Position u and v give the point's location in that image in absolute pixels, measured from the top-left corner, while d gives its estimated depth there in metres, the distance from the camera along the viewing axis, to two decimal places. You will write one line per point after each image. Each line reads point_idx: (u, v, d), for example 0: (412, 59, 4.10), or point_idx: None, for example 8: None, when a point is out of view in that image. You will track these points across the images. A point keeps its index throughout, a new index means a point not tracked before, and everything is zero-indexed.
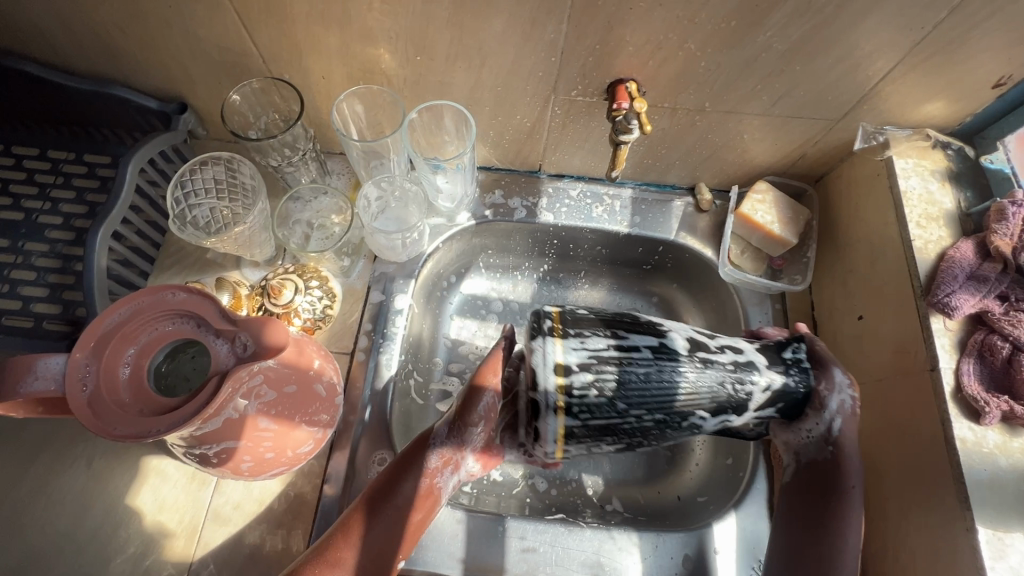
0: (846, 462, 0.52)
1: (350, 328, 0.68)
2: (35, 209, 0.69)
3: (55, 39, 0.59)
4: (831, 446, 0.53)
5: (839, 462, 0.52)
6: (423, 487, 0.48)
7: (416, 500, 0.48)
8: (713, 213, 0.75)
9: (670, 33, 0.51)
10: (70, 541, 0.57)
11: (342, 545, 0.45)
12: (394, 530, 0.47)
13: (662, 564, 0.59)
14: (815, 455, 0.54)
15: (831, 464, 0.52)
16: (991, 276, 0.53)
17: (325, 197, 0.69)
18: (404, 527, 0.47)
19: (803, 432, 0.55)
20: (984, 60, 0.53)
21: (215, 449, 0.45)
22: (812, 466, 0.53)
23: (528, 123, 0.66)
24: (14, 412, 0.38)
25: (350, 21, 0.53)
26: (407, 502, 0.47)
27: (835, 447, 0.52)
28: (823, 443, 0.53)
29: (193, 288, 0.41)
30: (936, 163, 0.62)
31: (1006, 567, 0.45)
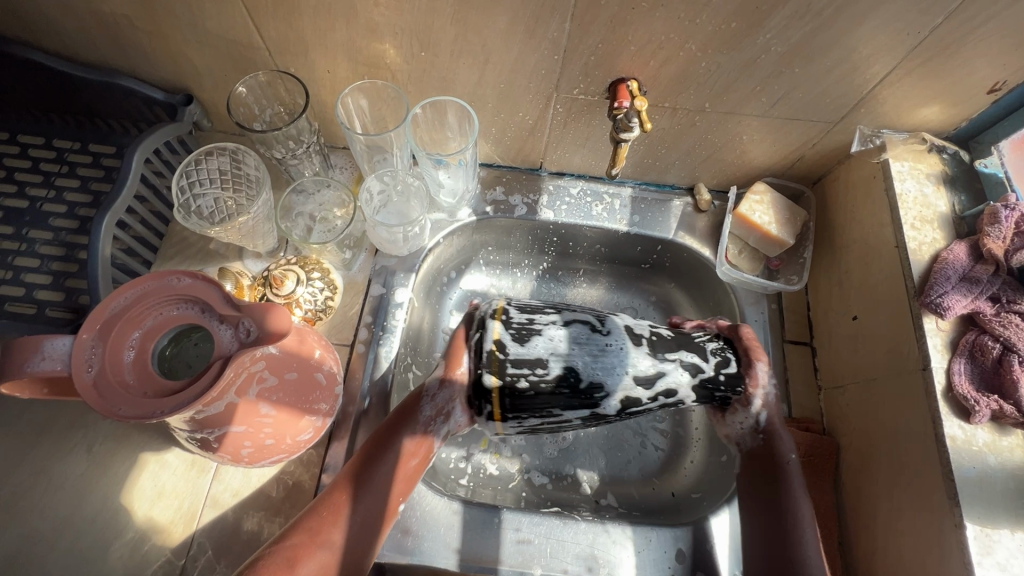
0: (779, 443, 0.57)
1: (350, 321, 0.69)
2: (39, 197, 0.69)
3: (64, 29, 0.60)
4: (763, 434, 0.58)
5: (771, 444, 0.57)
6: (418, 438, 0.53)
7: (415, 448, 0.52)
8: (712, 214, 0.76)
9: (672, 33, 0.52)
10: (69, 526, 0.57)
11: (331, 523, 0.47)
12: (393, 476, 0.51)
13: (656, 558, 0.60)
14: (750, 446, 0.59)
15: (765, 449, 0.57)
16: (983, 278, 0.54)
17: (328, 190, 0.70)
18: (388, 497, 0.51)
19: (737, 424, 0.60)
20: (979, 65, 0.53)
21: (216, 434, 0.46)
22: (753, 454, 0.58)
23: (530, 120, 0.67)
24: (19, 392, 0.38)
25: (356, 16, 0.53)
26: (407, 452, 0.52)
27: (766, 435, 0.58)
28: (755, 432, 0.59)
29: (197, 274, 0.42)
30: (931, 166, 0.62)
31: (993, 563, 0.46)
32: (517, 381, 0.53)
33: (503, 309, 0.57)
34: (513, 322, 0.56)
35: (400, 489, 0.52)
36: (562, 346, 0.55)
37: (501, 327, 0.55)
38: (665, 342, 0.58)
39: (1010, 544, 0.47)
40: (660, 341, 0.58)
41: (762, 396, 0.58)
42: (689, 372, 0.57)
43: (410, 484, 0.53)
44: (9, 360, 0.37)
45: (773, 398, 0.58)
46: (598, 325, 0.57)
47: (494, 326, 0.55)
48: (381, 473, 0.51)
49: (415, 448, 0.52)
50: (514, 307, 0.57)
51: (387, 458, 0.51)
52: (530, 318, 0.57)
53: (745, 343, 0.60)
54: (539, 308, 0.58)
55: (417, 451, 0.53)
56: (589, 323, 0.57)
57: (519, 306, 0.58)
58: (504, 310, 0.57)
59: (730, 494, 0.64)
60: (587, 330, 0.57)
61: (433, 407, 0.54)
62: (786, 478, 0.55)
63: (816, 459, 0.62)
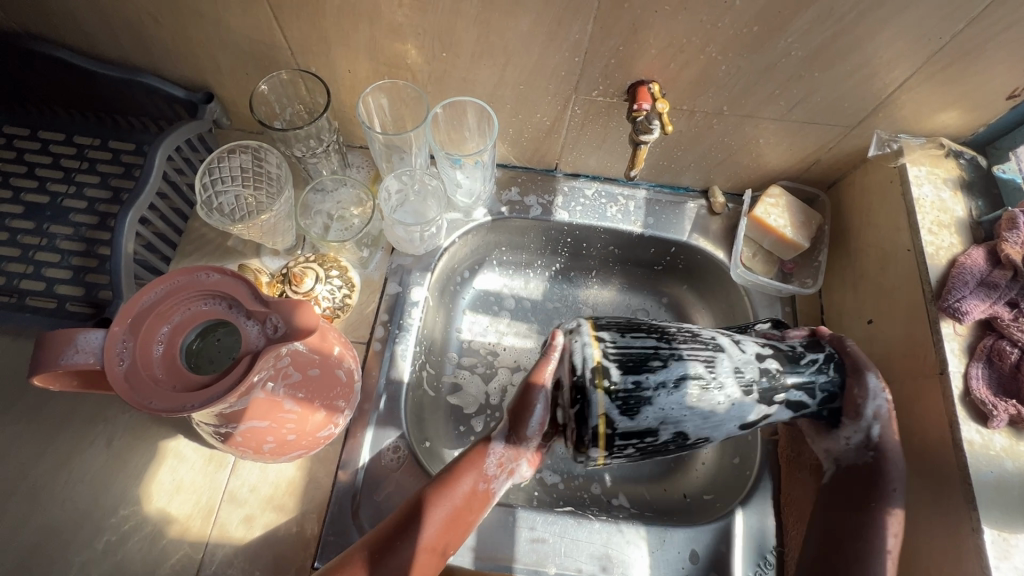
0: (890, 466, 0.51)
1: (366, 318, 0.69)
2: (60, 193, 0.70)
3: (89, 27, 0.61)
4: (873, 451, 0.53)
5: (878, 467, 0.52)
6: (477, 489, 0.47)
7: (472, 498, 0.46)
8: (726, 216, 0.77)
9: (693, 37, 0.53)
10: (89, 518, 0.58)
11: (353, 567, 0.42)
12: (433, 532, 0.44)
13: (670, 558, 0.60)
14: (855, 462, 0.53)
15: (873, 470, 0.52)
16: (1001, 283, 0.54)
17: (346, 188, 0.71)
18: (421, 551, 0.43)
19: (841, 439, 0.55)
20: (999, 71, 0.54)
21: (240, 428, 0.47)
22: (850, 469, 0.53)
23: (547, 121, 0.67)
24: (51, 384, 0.39)
25: (380, 16, 0.54)
26: (447, 512, 0.45)
27: (876, 452, 0.52)
28: (864, 448, 0.53)
29: (226, 270, 0.42)
30: (948, 171, 0.63)
31: (1011, 567, 0.46)
32: (624, 447, 0.49)
33: (602, 372, 0.48)
34: (619, 391, 0.47)
35: (449, 545, 0.45)
36: (673, 412, 0.49)
37: (606, 400, 0.47)
38: (772, 384, 0.52)
39: None
40: (772, 381, 0.52)
41: (874, 405, 0.53)
42: (790, 407, 0.53)
43: (461, 530, 0.46)
44: (45, 353, 0.38)
45: (886, 412, 0.53)
46: (706, 378, 0.50)
47: (597, 398, 0.46)
48: (410, 542, 0.43)
49: (476, 498, 0.47)
50: (614, 366, 0.48)
51: (418, 528, 0.44)
52: (637, 380, 0.48)
53: (849, 353, 0.55)
54: (643, 363, 0.49)
55: (468, 501, 0.46)
56: (700, 380, 0.50)
57: (622, 364, 0.48)
58: (604, 371, 0.47)
59: (743, 496, 0.64)
60: (699, 387, 0.49)
61: (503, 454, 0.48)
62: (883, 493, 0.50)
63: None
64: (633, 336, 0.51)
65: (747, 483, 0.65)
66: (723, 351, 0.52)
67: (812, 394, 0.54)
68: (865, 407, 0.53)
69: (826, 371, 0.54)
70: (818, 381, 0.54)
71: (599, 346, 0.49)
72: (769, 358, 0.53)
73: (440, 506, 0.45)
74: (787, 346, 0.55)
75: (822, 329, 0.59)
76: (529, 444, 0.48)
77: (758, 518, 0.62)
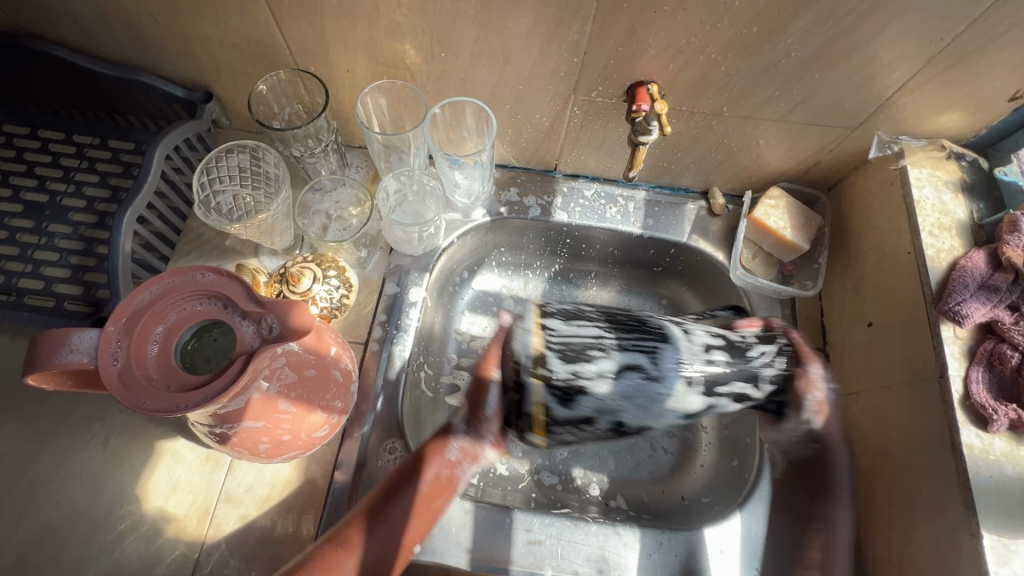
0: (834, 456, 0.51)
1: (364, 319, 0.69)
2: (59, 191, 0.70)
3: (89, 26, 0.61)
4: (818, 444, 0.52)
5: (823, 457, 0.51)
6: (444, 475, 0.49)
7: (435, 486, 0.48)
8: (726, 218, 0.76)
9: (692, 38, 0.52)
10: (86, 517, 0.58)
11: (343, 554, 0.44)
12: (392, 536, 0.46)
13: (667, 561, 0.60)
14: (799, 456, 0.53)
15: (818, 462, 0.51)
16: (1002, 286, 0.54)
17: (344, 188, 0.71)
18: (400, 542, 0.46)
19: (790, 432, 0.53)
20: (1001, 73, 0.53)
21: (235, 429, 0.46)
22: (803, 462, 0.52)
23: (546, 122, 0.67)
24: (45, 383, 0.39)
25: (378, 16, 0.54)
26: (424, 493, 0.48)
27: (821, 445, 0.52)
28: (810, 440, 0.52)
29: (222, 270, 0.42)
30: (950, 173, 0.62)
31: (1010, 573, 0.46)
32: (561, 432, 0.51)
33: (541, 360, 0.49)
34: (561, 380, 0.48)
35: (417, 529, 0.47)
36: (612, 402, 0.49)
37: (542, 387, 0.49)
38: (715, 377, 0.50)
39: None
40: (714, 373, 0.51)
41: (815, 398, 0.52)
42: (735, 401, 0.52)
43: (427, 518, 0.48)
44: (39, 352, 0.38)
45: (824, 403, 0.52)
46: (650, 370, 0.49)
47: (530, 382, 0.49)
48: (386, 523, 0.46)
49: (440, 484, 0.48)
50: (554, 354, 0.49)
51: (387, 517, 0.46)
52: (572, 371, 0.49)
53: (796, 345, 0.54)
54: (582, 353, 0.49)
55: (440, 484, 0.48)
56: (641, 369, 0.49)
57: (560, 353, 0.49)
58: (542, 359, 0.49)
59: (741, 500, 0.63)
60: (637, 378, 0.49)
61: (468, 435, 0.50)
62: (835, 492, 0.49)
63: None
64: (579, 323, 0.52)
65: (746, 486, 0.64)
66: (668, 342, 0.51)
67: (782, 390, 0.52)
68: (807, 399, 0.52)
69: (776, 359, 0.53)
70: (773, 373, 0.52)
71: (541, 334, 0.50)
72: (716, 350, 0.52)
73: (409, 490, 0.47)
74: (736, 337, 0.54)
75: (772, 321, 0.58)
76: (487, 427, 0.50)
77: (757, 521, 0.62)
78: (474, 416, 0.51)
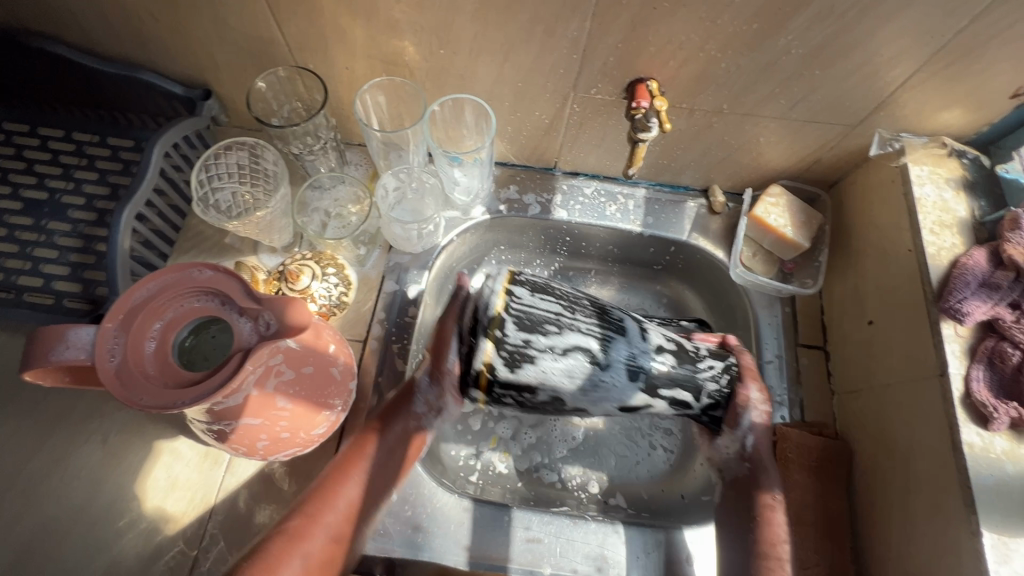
0: (764, 473, 0.59)
1: (363, 316, 0.69)
2: (58, 189, 0.70)
3: (87, 22, 0.61)
4: (749, 461, 0.60)
5: (755, 475, 0.59)
6: (408, 430, 0.57)
7: (403, 447, 0.57)
8: (726, 216, 0.76)
9: (692, 34, 0.52)
10: (84, 515, 0.58)
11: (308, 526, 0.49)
12: (366, 481, 0.54)
13: (666, 560, 0.60)
14: (735, 473, 0.61)
15: (750, 476, 0.59)
16: (1003, 284, 0.54)
17: (343, 186, 0.70)
18: (347, 507, 0.51)
19: (723, 450, 0.62)
20: (1003, 69, 0.53)
21: (233, 426, 0.46)
22: (737, 472, 0.61)
23: (546, 119, 0.67)
24: (43, 379, 0.39)
25: (376, 13, 0.54)
26: (375, 464, 0.54)
27: (750, 463, 0.60)
28: (741, 458, 0.61)
29: (219, 267, 0.42)
30: (951, 171, 0.62)
31: (1011, 572, 0.45)
32: (502, 396, 0.53)
33: (499, 322, 0.51)
34: (483, 337, 0.51)
35: (382, 490, 0.55)
36: (554, 376, 0.52)
37: (492, 350, 0.51)
38: (661, 378, 0.56)
39: None
40: (660, 374, 0.56)
41: (751, 415, 0.60)
42: (675, 404, 0.57)
43: (403, 473, 0.57)
44: (37, 348, 0.38)
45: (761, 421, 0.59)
46: (594, 351, 0.53)
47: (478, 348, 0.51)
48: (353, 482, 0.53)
49: (409, 439, 0.57)
50: (512, 321, 0.52)
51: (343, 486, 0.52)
52: (527, 339, 0.51)
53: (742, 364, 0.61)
54: (539, 326, 0.52)
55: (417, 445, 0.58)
56: (589, 353, 0.53)
57: (517, 321, 0.51)
58: (499, 324, 0.51)
59: None
60: (589, 362, 0.53)
61: (428, 390, 0.58)
62: (767, 491, 0.58)
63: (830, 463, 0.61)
64: (542, 296, 0.54)
65: None
66: (625, 335, 0.55)
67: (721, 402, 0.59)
68: (743, 417, 0.59)
69: (724, 375, 0.59)
70: (718, 388, 0.59)
71: (505, 298, 0.52)
72: (668, 352, 0.57)
73: (372, 456, 0.55)
74: (691, 346, 0.59)
75: (730, 337, 0.64)
76: (446, 381, 0.57)
77: None
78: (437, 368, 0.57)
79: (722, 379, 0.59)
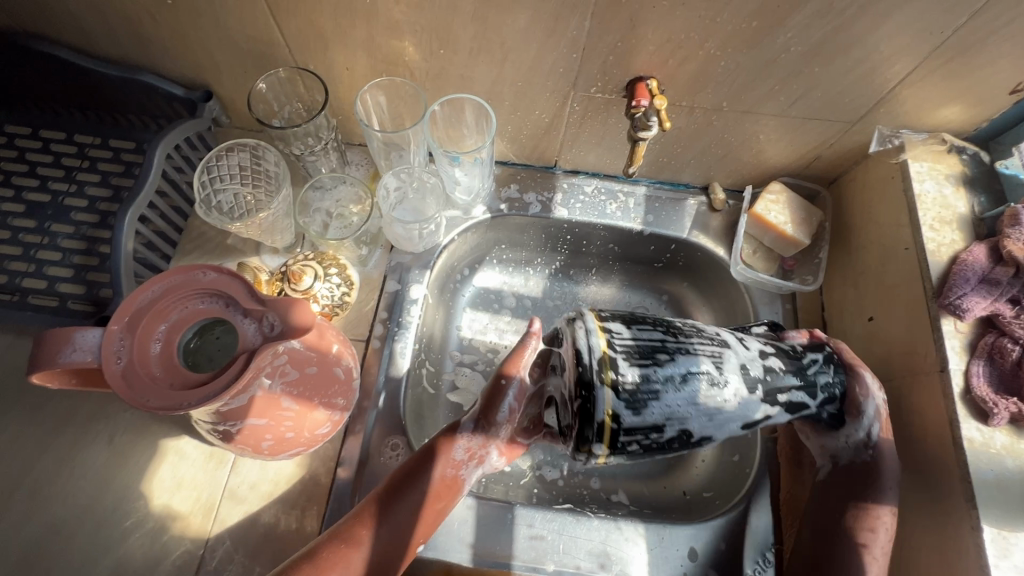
0: (886, 467, 0.54)
1: (366, 316, 0.69)
2: (61, 191, 0.70)
3: (88, 25, 0.61)
4: (870, 450, 0.55)
5: (875, 465, 0.54)
6: (447, 478, 0.49)
7: (439, 491, 0.48)
8: (727, 213, 0.76)
9: (691, 32, 0.52)
10: (92, 515, 0.59)
11: (353, 547, 0.44)
12: (408, 521, 0.47)
13: (669, 556, 0.60)
14: (854, 459, 0.56)
15: (870, 469, 0.54)
16: (1003, 280, 0.54)
17: (344, 186, 0.71)
18: (417, 520, 0.47)
19: (840, 437, 0.57)
20: (1002, 65, 0.53)
21: (238, 427, 0.46)
22: (848, 469, 0.56)
23: (546, 118, 0.67)
24: (49, 382, 0.39)
25: (376, 13, 0.54)
26: (430, 493, 0.48)
27: (874, 451, 0.55)
28: (862, 447, 0.55)
29: (223, 268, 0.42)
30: (950, 167, 0.62)
31: (1011, 566, 0.46)
32: (628, 444, 0.47)
33: (610, 363, 0.47)
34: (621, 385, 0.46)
35: (422, 532, 0.48)
36: (681, 408, 0.48)
37: (613, 395, 0.46)
38: (773, 380, 0.52)
39: None
40: (774, 380, 0.52)
41: (873, 405, 0.56)
42: (792, 408, 0.54)
43: (432, 522, 0.48)
44: (43, 350, 0.38)
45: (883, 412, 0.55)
46: (716, 375, 0.50)
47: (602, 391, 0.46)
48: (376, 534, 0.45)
49: (443, 488, 0.49)
50: (620, 355, 0.47)
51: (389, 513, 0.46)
52: (644, 373, 0.47)
53: (842, 356, 0.58)
54: (651, 355, 0.49)
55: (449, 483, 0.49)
56: (708, 375, 0.50)
57: (628, 356, 0.47)
58: (612, 362, 0.47)
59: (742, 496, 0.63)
60: (705, 385, 0.49)
61: (473, 433, 0.50)
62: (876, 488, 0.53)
63: None
64: (640, 328, 0.50)
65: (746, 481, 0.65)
66: (728, 346, 0.52)
67: (834, 398, 0.55)
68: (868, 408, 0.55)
69: (831, 369, 0.56)
70: (830, 382, 0.55)
71: (606, 336, 0.48)
72: (772, 357, 0.54)
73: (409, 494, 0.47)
74: (788, 346, 0.56)
75: (816, 330, 0.61)
76: (496, 432, 0.51)
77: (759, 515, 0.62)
78: (484, 415, 0.51)
79: (829, 372, 0.56)
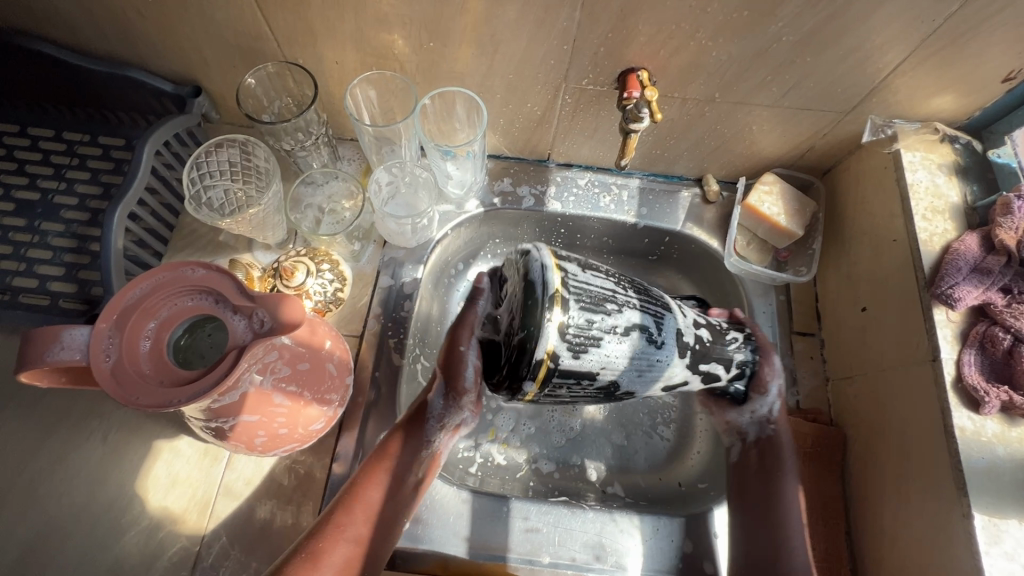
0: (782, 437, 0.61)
1: (359, 311, 0.69)
2: (51, 189, 0.70)
3: (74, 21, 0.60)
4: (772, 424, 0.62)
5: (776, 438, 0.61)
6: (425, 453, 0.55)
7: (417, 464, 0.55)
8: (720, 205, 0.76)
9: (682, 22, 0.52)
10: (87, 512, 0.59)
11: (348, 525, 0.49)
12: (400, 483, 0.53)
13: (663, 547, 0.61)
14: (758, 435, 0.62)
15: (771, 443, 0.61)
16: (995, 269, 0.54)
17: (336, 181, 0.70)
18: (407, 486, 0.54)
19: (748, 413, 0.62)
20: (995, 53, 0.53)
21: (230, 423, 0.46)
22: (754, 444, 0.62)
23: (538, 111, 0.67)
24: (39, 380, 0.39)
25: (364, 6, 0.53)
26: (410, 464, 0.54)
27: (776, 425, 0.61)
28: (765, 422, 0.62)
29: (212, 265, 0.42)
30: (943, 156, 0.62)
31: (1001, 552, 0.46)
32: (559, 385, 0.49)
33: (560, 300, 0.47)
34: (580, 324, 0.48)
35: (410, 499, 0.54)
36: (616, 360, 0.50)
37: (557, 338, 0.47)
38: (704, 351, 0.56)
39: (1018, 534, 0.47)
40: (701, 349, 0.56)
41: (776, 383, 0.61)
42: (709, 379, 0.58)
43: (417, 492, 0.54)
44: (31, 349, 0.38)
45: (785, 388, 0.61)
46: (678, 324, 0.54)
47: (549, 317, 0.46)
48: (377, 493, 0.51)
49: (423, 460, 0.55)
50: (574, 300, 0.48)
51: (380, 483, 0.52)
52: (590, 319, 0.48)
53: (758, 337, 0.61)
54: (600, 303, 0.50)
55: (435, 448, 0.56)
56: (645, 331, 0.51)
57: (579, 299, 0.48)
58: (563, 302, 0.47)
59: None
60: (644, 342, 0.51)
61: (443, 411, 0.56)
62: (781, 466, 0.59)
63: (824, 450, 0.63)
64: (593, 274, 0.52)
65: None
66: (670, 313, 0.54)
67: (745, 374, 0.60)
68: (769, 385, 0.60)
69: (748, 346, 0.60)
70: (744, 359, 0.59)
71: (563, 275, 0.49)
72: (703, 328, 0.57)
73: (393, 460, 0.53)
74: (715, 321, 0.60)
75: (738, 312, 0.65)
76: (465, 398, 0.55)
77: None
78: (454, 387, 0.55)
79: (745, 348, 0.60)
